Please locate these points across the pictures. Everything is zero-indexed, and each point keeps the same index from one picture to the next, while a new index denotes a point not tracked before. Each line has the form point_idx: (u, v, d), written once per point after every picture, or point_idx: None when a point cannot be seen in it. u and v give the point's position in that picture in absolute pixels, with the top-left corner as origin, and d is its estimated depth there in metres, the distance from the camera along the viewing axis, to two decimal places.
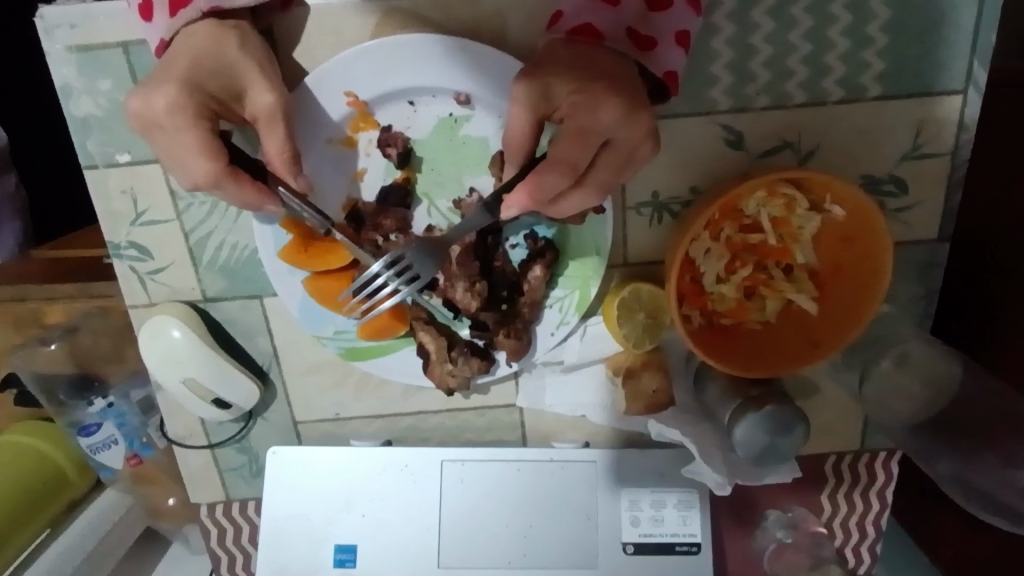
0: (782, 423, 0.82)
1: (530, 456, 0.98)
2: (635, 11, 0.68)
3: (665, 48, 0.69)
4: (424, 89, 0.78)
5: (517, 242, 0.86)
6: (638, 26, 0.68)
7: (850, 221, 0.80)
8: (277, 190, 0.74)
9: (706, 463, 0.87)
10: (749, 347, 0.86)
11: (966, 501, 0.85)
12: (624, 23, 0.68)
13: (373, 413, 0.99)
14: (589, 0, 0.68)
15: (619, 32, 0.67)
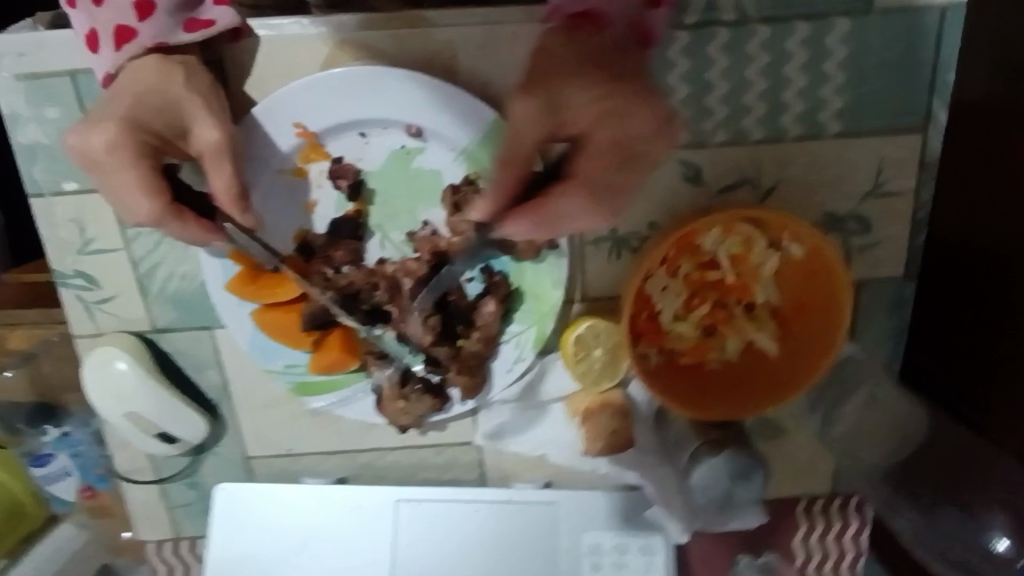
0: (742, 469, 0.84)
1: (489, 497, 0.96)
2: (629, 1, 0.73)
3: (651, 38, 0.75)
4: (375, 121, 0.78)
5: (473, 276, 0.84)
6: (638, 19, 0.73)
7: (811, 258, 0.78)
8: (223, 227, 0.75)
9: (666, 511, 0.87)
10: (710, 387, 0.83)
11: (921, 546, 0.90)
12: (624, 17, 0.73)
13: (328, 449, 0.96)
14: None
15: (623, 19, 0.73)
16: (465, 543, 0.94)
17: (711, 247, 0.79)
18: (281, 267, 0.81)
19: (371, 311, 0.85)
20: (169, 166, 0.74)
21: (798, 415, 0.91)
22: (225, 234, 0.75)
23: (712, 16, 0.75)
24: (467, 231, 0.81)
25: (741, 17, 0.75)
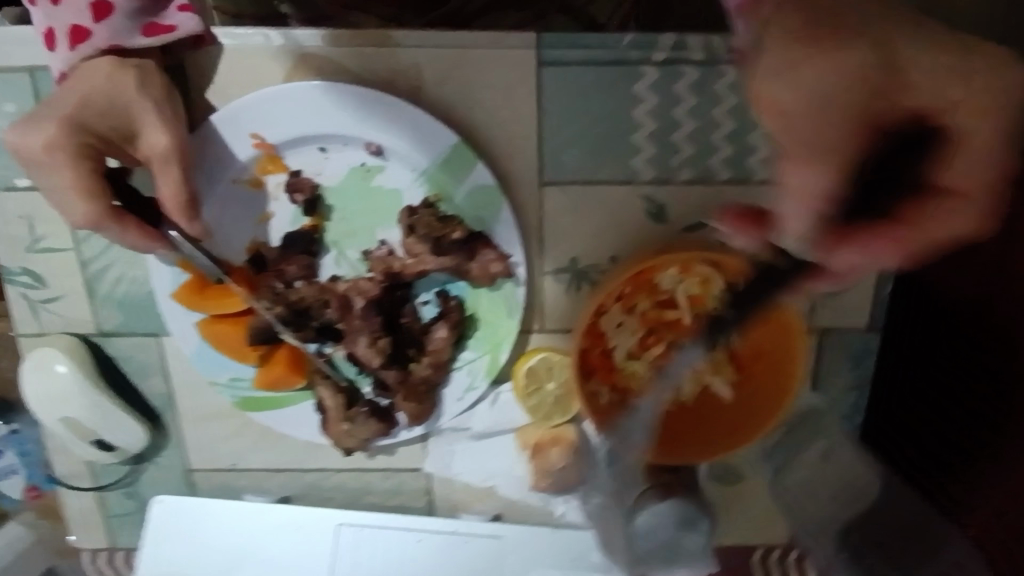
0: (684, 515, 0.83)
1: (433, 527, 0.92)
2: None
3: None
4: (334, 137, 0.77)
5: (428, 299, 0.83)
6: None
7: (766, 304, 0.76)
8: (168, 234, 0.76)
9: (607, 553, 0.87)
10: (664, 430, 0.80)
11: None
12: None
13: (272, 467, 0.93)
14: None
15: None
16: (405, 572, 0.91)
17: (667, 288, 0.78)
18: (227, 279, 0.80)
19: (320, 328, 0.83)
20: (113, 168, 0.74)
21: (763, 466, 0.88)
22: (170, 244, 0.76)
23: (681, 55, 0.74)
24: (423, 254, 0.78)
25: (709, 57, 0.74)
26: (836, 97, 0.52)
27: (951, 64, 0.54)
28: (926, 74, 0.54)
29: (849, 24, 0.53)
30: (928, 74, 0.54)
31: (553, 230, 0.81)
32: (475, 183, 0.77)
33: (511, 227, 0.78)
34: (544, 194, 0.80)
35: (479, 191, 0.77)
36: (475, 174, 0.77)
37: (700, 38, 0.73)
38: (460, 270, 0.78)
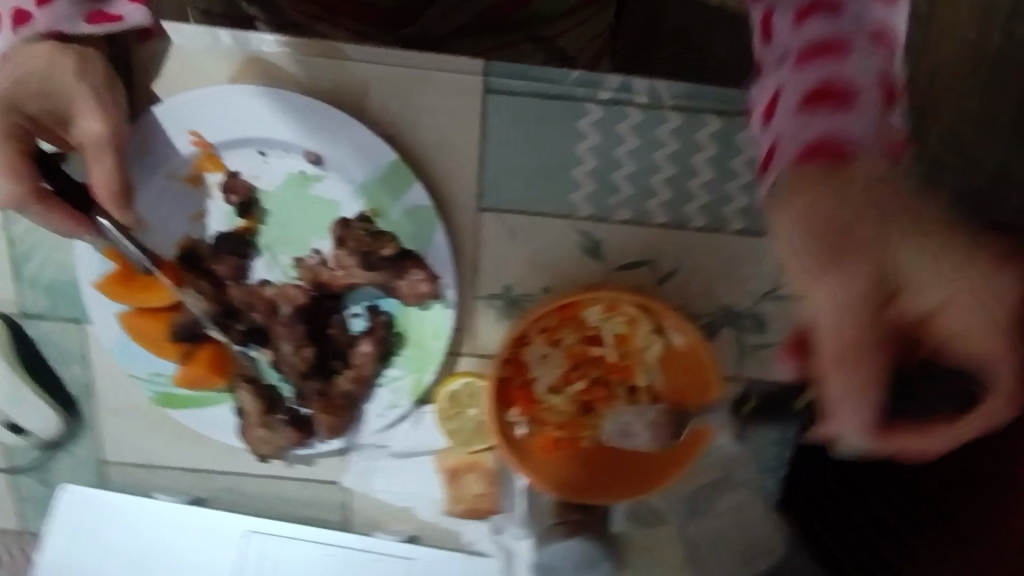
0: (586, 553, 0.84)
1: (346, 542, 0.91)
2: (874, 102, 0.53)
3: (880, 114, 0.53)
4: (275, 141, 0.77)
5: (358, 312, 0.81)
6: (884, 130, 0.53)
7: (691, 352, 0.75)
8: (95, 221, 0.74)
9: None
10: (581, 468, 0.79)
11: None
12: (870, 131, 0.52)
13: (188, 466, 0.91)
14: (812, 112, 0.53)
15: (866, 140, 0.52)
16: None
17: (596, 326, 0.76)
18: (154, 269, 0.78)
19: (245, 331, 0.82)
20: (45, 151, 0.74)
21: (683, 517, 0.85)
22: (96, 229, 0.74)
23: (625, 96, 0.75)
24: (352, 266, 0.79)
25: (653, 101, 0.75)
26: (862, 313, 0.51)
27: (980, 312, 0.49)
28: (923, 293, 0.49)
29: (867, 230, 0.49)
30: (961, 319, 0.49)
31: (487, 257, 0.81)
32: (411, 202, 0.77)
33: (443, 249, 0.79)
34: (481, 220, 0.80)
35: (414, 211, 0.78)
36: (411, 194, 0.77)
37: (644, 81, 0.74)
38: (388, 286, 0.79)
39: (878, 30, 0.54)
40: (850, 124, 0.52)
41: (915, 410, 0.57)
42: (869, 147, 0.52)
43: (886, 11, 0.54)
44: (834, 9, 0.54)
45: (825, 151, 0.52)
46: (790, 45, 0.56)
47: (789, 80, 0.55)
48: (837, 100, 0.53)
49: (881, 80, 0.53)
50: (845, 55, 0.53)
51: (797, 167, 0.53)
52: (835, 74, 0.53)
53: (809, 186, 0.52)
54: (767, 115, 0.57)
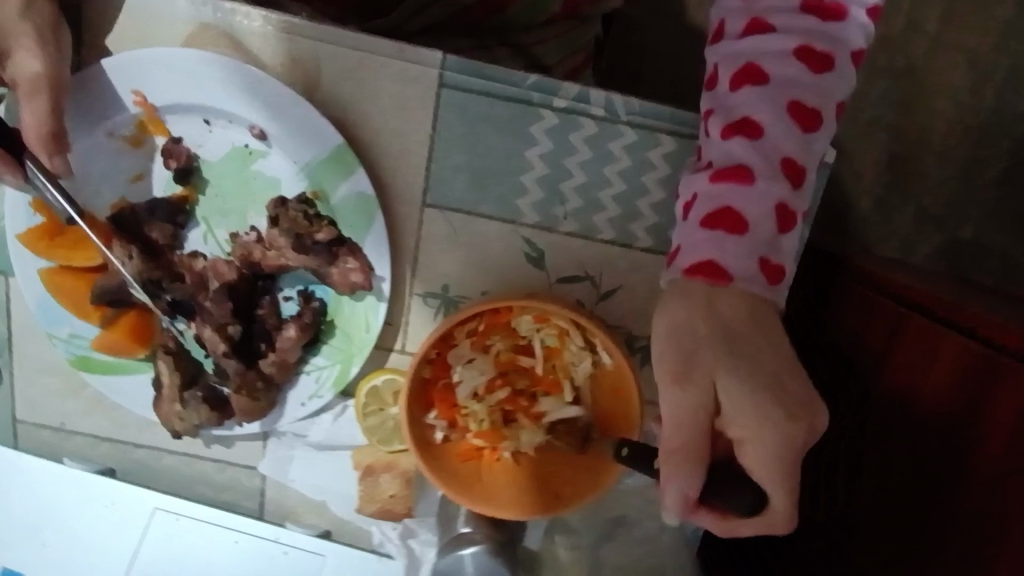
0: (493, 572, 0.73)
1: (253, 531, 0.87)
2: (766, 234, 0.59)
3: (771, 239, 0.59)
4: (220, 112, 0.75)
5: (290, 296, 0.80)
6: (769, 254, 0.59)
7: (619, 373, 0.72)
8: (25, 164, 0.71)
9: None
10: (501, 477, 0.76)
11: None
12: (755, 255, 0.58)
13: (101, 435, 0.88)
14: (711, 234, 0.59)
15: (748, 265, 0.58)
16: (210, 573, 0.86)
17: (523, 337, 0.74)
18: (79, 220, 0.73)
19: (173, 303, 0.80)
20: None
21: (599, 542, 0.82)
22: (23, 171, 0.71)
23: (581, 107, 0.74)
24: (283, 247, 0.75)
25: (608, 114, 0.74)
26: (688, 416, 0.60)
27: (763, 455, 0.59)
28: (734, 412, 0.59)
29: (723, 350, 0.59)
30: (751, 455, 0.60)
31: (427, 253, 0.79)
32: (353, 189, 0.75)
33: (381, 241, 0.76)
34: (424, 216, 0.78)
35: (355, 198, 0.75)
36: (354, 180, 0.75)
37: (601, 93, 0.73)
38: (320, 272, 0.76)
39: (785, 163, 0.60)
40: (741, 249, 0.58)
41: (720, 500, 0.63)
42: (750, 274, 0.58)
43: (798, 144, 0.61)
44: (753, 134, 0.61)
45: (711, 269, 0.58)
46: (712, 157, 0.62)
47: (703, 189, 0.61)
48: (736, 222, 0.59)
49: (778, 211, 0.59)
50: (753, 181, 0.59)
51: (687, 277, 0.60)
52: (740, 196, 0.59)
53: (681, 300, 0.60)
54: (681, 215, 0.62)
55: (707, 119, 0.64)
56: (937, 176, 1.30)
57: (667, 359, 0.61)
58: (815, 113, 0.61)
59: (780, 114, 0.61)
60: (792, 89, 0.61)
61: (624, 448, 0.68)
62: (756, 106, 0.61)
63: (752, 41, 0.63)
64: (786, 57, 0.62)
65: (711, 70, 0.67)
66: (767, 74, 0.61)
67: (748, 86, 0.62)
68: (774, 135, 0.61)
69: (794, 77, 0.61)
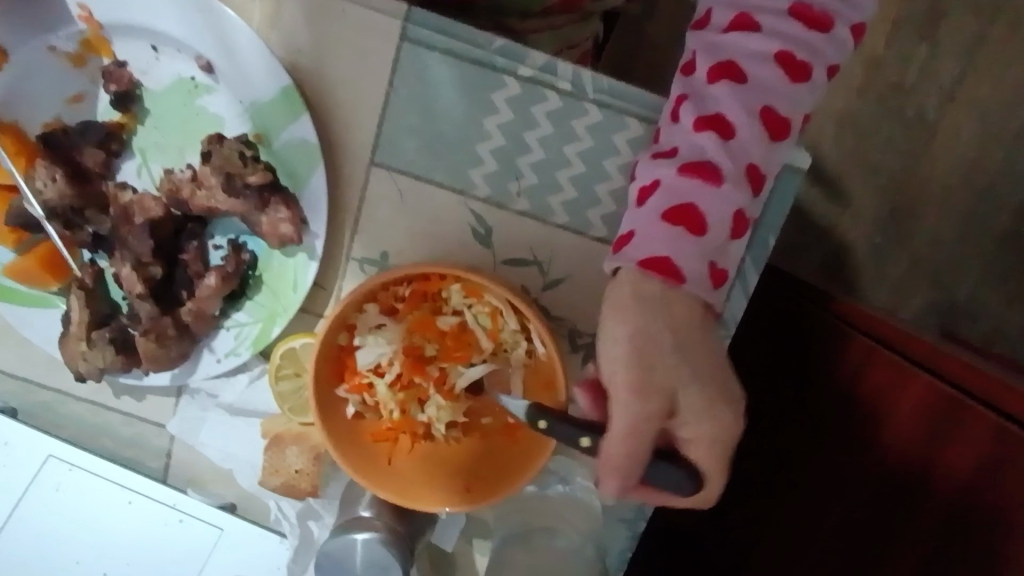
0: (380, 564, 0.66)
1: (150, 492, 0.81)
2: (719, 239, 0.54)
3: (722, 245, 0.54)
4: (168, 38, 0.71)
5: (220, 245, 0.76)
6: (718, 259, 0.54)
7: (550, 366, 0.67)
8: None
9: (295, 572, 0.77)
10: (413, 463, 0.70)
11: None
12: (705, 260, 0.53)
13: (7, 370, 0.82)
14: (669, 230, 0.53)
15: (698, 268, 0.53)
16: (97, 533, 0.80)
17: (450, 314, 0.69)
18: None
19: (95, 236, 0.77)
20: None
21: (515, 547, 0.75)
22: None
23: (547, 78, 0.69)
24: (214, 187, 0.70)
25: (575, 90, 0.69)
26: (642, 422, 0.53)
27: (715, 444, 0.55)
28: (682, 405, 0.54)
29: (680, 354, 0.53)
30: (706, 449, 0.55)
31: (369, 216, 0.74)
32: (296, 136, 0.71)
33: (319, 195, 0.72)
34: (370, 175, 0.73)
35: (298, 146, 0.71)
36: (298, 127, 0.71)
37: (570, 66, 0.68)
38: (250, 219, 0.71)
39: (750, 170, 0.55)
40: (696, 251, 0.53)
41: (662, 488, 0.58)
42: (699, 280, 0.53)
43: (766, 151, 0.55)
44: (724, 133, 0.54)
45: (663, 267, 0.53)
46: (677, 146, 0.55)
47: (665, 180, 0.54)
48: (694, 221, 0.53)
49: (735, 219, 0.54)
50: (719, 182, 0.53)
51: (636, 271, 0.53)
52: (701, 196, 0.53)
53: (631, 301, 0.53)
54: (635, 201, 0.56)
55: (677, 105, 0.57)
56: (932, 226, 1.25)
57: (623, 366, 0.53)
58: (787, 122, 0.56)
59: (755, 117, 0.54)
60: (771, 94, 0.55)
61: (542, 421, 0.60)
62: (731, 104, 0.54)
63: (736, 36, 0.56)
64: (767, 61, 0.55)
65: (687, 52, 0.58)
66: (747, 73, 0.55)
67: (725, 81, 0.55)
68: (745, 137, 0.54)
69: (772, 84, 0.55)
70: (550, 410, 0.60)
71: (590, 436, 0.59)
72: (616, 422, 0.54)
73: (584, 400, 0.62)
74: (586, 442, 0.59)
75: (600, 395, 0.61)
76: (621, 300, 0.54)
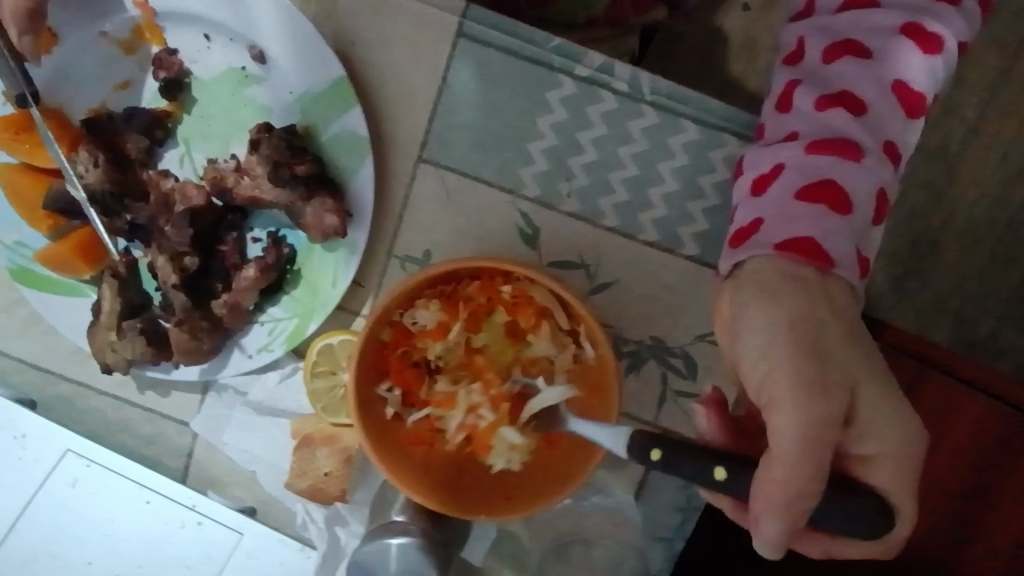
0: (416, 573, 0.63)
1: (168, 493, 0.78)
2: (864, 217, 0.54)
3: (863, 227, 0.54)
4: (221, 27, 0.70)
5: (259, 238, 0.74)
6: (863, 242, 0.53)
7: (599, 369, 0.64)
8: None
9: None
10: (460, 479, 0.67)
11: None
12: (852, 241, 0.53)
13: (30, 359, 0.79)
14: (813, 210, 0.53)
15: (846, 251, 0.52)
16: (110, 533, 0.78)
17: (494, 326, 0.67)
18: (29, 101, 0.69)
19: (132, 225, 0.75)
20: None
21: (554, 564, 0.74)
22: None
23: (604, 79, 0.68)
24: (259, 176, 0.69)
25: (632, 91, 0.68)
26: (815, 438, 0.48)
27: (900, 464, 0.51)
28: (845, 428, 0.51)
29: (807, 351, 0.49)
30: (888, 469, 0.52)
31: (414, 214, 0.72)
32: (345, 127, 0.70)
33: (366, 188, 0.70)
34: (418, 171, 0.72)
35: (346, 138, 0.70)
36: (349, 118, 0.70)
37: (627, 67, 0.68)
38: (295, 211, 0.69)
39: (889, 146, 0.56)
40: (844, 230, 0.52)
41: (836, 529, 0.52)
42: (848, 264, 0.52)
43: (900, 128, 0.56)
44: (856, 109, 0.55)
45: (810, 250, 0.52)
46: (801, 127, 0.56)
47: (796, 159, 0.55)
48: (837, 198, 0.53)
49: (879, 196, 0.54)
50: (861, 158, 0.54)
51: (774, 256, 0.53)
52: (842, 172, 0.54)
53: (779, 285, 0.51)
54: (757, 187, 0.56)
55: (790, 89, 0.58)
56: None
57: (772, 373, 0.50)
58: (922, 95, 0.57)
59: (885, 91, 0.56)
60: (900, 67, 0.56)
61: (655, 450, 0.54)
62: (858, 79, 0.56)
63: (851, 16, 0.58)
64: (891, 34, 0.56)
65: (793, 41, 0.61)
66: (871, 49, 0.56)
67: (849, 58, 0.56)
68: (880, 112, 0.56)
69: (901, 56, 0.56)
70: (665, 438, 0.54)
71: (726, 465, 0.53)
72: (783, 446, 0.49)
73: (708, 420, 0.58)
74: (720, 473, 0.53)
75: (725, 419, 0.58)
76: (768, 286, 0.52)
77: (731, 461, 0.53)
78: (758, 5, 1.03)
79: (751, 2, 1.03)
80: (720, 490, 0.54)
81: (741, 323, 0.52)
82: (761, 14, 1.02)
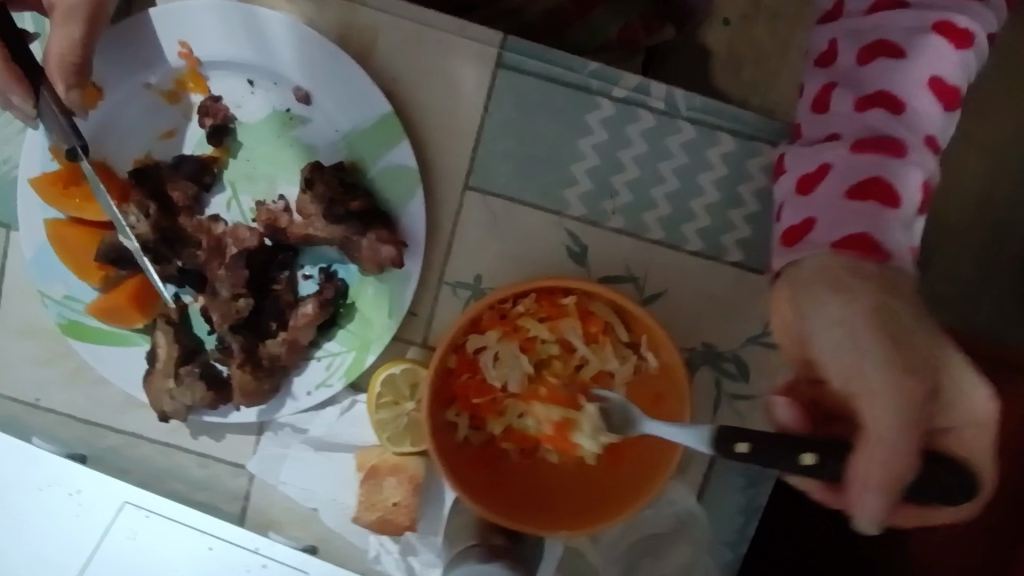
0: None
1: (226, 536, 0.76)
2: (912, 209, 0.57)
3: (912, 215, 0.57)
4: (266, 72, 0.72)
5: (311, 274, 0.75)
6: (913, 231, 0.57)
7: (665, 379, 0.66)
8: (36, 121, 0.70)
9: None
10: (527, 499, 0.68)
11: None
12: (902, 230, 0.56)
13: (78, 414, 0.79)
14: (861, 206, 0.56)
15: (896, 240, 0.55)
16: None
17: (590, 430, 0.65)
18: (77, 152, 0.68)
19: (182, 270, 0.75)
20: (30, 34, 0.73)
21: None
22: (35, 94, 0.64)
23: (640, 98, 0.71)
24: (313, 215, 0.71)
25: (669, 108, 0.71)
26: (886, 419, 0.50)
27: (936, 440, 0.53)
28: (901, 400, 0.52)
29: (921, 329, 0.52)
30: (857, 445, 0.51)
31: (463, 241, 0.74)
32: (393, 162, 0.71)
33: (418, 219, 0.72)
34: (465, 199, 0.74)
35: (395, 171, 0.72)
36: (397, 153, 0.71)
37: (663, 87, 0.71)
38: (350, 245, 0.70)
39: (930, 139, 0.59)
40: (894, 222, 0.56)
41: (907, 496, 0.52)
42: (903, 252, 0.55)
43: (940, 122, 0.60)
44: (894, 108, 0.58)
45: (863, 243, 0.55)
46: (841, 128, 0.60)
47: (843, 161, 0.58)
48: (884, 194, 0.56)
49: (925, 186, 0.58)
50: (904, 153, 0.57)
51: (834, 253, 0.55)
52: (887, 167, 0.57)
53: (826, 287, 0.54)
54: (807, 188, 0.60)
55: (826, 93, 0.62)
56: None
57: (841, 354, 0.52)
58: (956, 89, 0.60)
59: (921, 89, 0.59)
60: (935, 63, 0.59)
61: (741, 442, 0.56)
62: (893, 78, 0.59)
63: (881, 18, 0.61)
64: (921, 32, 0.59)
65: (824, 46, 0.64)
66: (904, 49, 0.59)
67: (882, 59, 0.59)
68: (917, 108, 0.59)
69: (935, 52, 0.59)
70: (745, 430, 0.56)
71: (813, 451, 0.53)
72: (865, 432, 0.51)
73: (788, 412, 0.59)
74: (809, 458, 0.54)
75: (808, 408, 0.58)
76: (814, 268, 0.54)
77: (819, 446, 0.54)
78: (739, 19, 1.06)
79: (731, 17, 1.06)
80: (810, 474, 0.54)
81: (810, 317, 0.54)
82: (744, 27, 1.06)
